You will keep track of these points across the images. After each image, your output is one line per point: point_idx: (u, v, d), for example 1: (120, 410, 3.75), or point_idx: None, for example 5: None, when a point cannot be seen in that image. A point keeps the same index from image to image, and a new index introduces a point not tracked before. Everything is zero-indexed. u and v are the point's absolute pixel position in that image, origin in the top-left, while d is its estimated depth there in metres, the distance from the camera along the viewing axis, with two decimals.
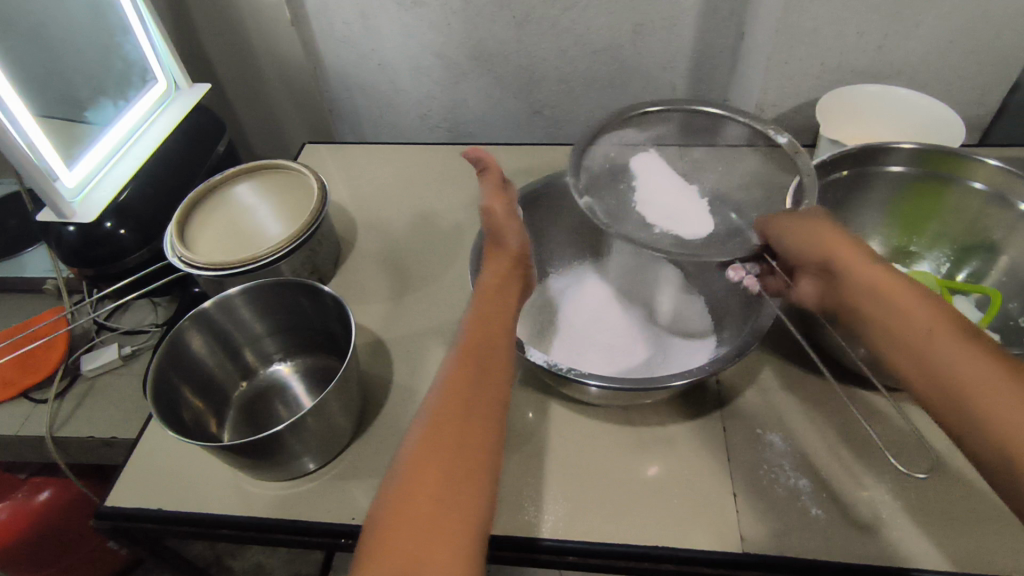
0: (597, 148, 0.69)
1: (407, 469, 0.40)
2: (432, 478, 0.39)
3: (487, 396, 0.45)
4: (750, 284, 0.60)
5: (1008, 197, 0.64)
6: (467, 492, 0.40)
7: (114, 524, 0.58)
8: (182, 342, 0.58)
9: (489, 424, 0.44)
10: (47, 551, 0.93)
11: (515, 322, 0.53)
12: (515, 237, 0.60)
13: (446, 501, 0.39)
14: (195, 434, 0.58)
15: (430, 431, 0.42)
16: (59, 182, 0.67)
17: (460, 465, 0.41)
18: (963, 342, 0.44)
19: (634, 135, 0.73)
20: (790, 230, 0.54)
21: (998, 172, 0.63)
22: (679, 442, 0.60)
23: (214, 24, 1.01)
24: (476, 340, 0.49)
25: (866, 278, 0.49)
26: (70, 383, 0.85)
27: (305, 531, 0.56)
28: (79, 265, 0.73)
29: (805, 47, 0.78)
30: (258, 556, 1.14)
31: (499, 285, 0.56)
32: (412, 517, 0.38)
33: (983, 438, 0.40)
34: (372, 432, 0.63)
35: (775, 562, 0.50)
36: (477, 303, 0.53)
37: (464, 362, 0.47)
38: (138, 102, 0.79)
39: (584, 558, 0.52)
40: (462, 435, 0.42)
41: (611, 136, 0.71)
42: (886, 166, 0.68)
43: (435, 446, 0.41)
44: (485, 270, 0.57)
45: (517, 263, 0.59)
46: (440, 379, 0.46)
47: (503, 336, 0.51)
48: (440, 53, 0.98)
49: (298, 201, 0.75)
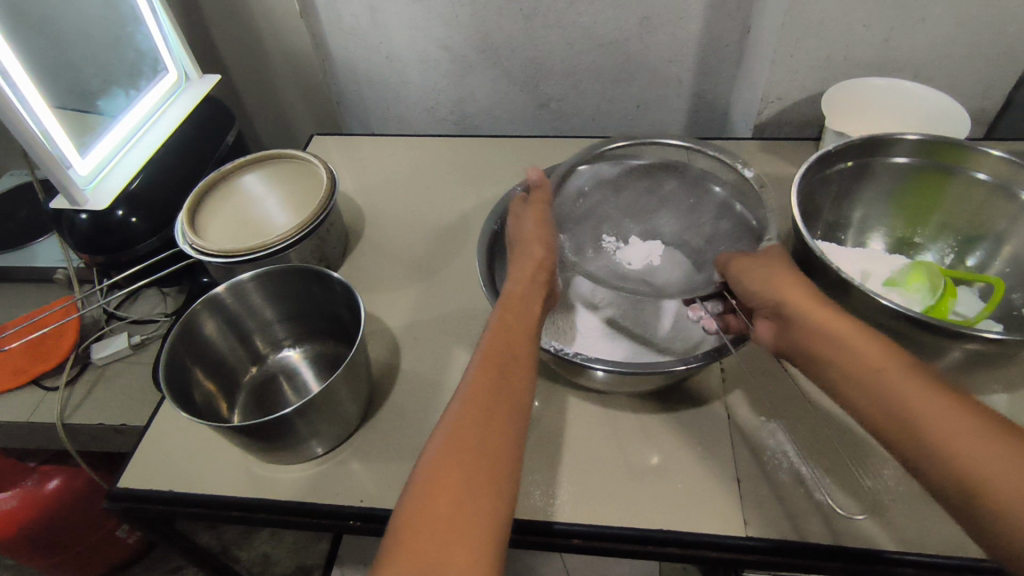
0: (572, 176, 0.72)
1: (428, 476, 0.41)
2: (452, 483, 0.40)
3: (510, 400, 0.46)
4: (706, 323, 0.64)
5: (1011, 187, 0.64)
6: (488, 500, 0.40)
7: (126, 505, 0.59)
8: (195, 327, 0.59)
9: (507, 428, 0.44)
10: (57, 538, 0.94)
11: (536, 331, 0.53)
12: (538, 244, 0.61)
13: (466, 505, 0.39)
14: (207, 416, 0.59)
15: (452, 435, 0.43)
16: (73, 170, 0.68)
17: (480, 470, 0.41)
18: (912, 377, 0.44)
19: (607, 171, 0.74)
20: (749, 272, 0.56)
21: (1001, 162, 0.63)
22: (683, 426, 0.61)
23: (224, 17, 1.02)
24: (499, 343, 0.50)
25: (817, 321, 0.50)
26: (80, 371, 0.86)
27: (318, 513, 0.57)
28: (91, 252, 0.73)
29: (812, 39, 0.78)
30: (265, 546, 1.16)
31: (523, 294, 0.56)
32: (434, 520, 0.38)
33: (939, 468, 0.41)
34: (380, 416, 0.64)
35: (778, 546, 0.51)
36: (499, 311, 0.54)
37: (483, 368, 0.47)
38: (149, 91, 0.80)
39: (590, 541, 0.53)
40: (482, 442, 0.42)
41: (582, 171, 0.72)
42: (891, 157, 0.68)
43: (453, 453, 0.41)
44: (509, 278, 0.58)
45: (541, 269, 0.59)
46: (463, 383, 0.47)
47: (521, 342, 0.51)
48: (448, 45, 0.98)
49: (307, 191, 0.76)
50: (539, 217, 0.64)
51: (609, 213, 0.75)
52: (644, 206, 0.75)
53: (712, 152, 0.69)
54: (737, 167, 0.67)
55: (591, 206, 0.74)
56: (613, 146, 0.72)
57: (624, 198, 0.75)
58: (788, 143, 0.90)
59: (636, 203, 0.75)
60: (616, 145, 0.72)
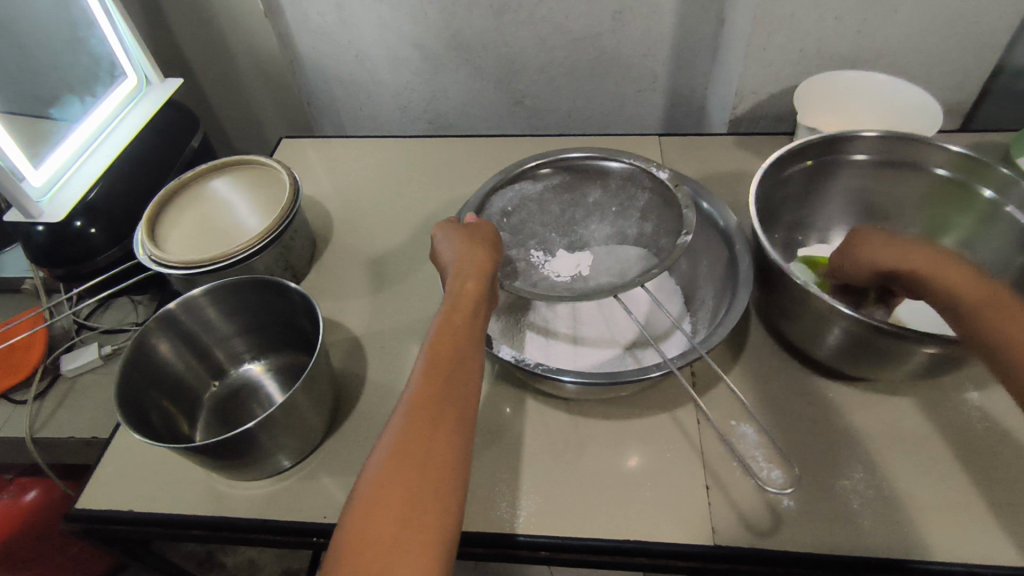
0: (498, 198, 0.69)
1: (369, 496, 0.40)
2: (396, 502, 0.39)
3: (456, 409, 0.45)
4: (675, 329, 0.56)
5: (968, 181, 0.63)
6: (432, 519, 0.40)
7: (86, 526, 0.57)
8: (148, 345, 0.57)
9: (455, 441, 0.43)
10: (34, 552, 0.93)
11: (483, 334, 0.51)
12: (485, 243, 0.57)
13: (409, 526, 0.39)
14: (165, 435, 0.58)
15: (396, 451, 0.42)
16: (26, 182, 0.66)
17: (425, 489, 0.40)
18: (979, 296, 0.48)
19: (530, 189, 0.72)
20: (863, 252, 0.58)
21: (959, 157, 0.62)
22: (655, 431, 0.60)
23: (188, 18, 0.99)
24: (445, 347, 0.48)
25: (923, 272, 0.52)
26: (49, 383, 0.85)
27: (282, 531, 0.56)
28: (49, 265, 0.72)
29: (785, 32, 0.77)
30: (250, 552, 1.14)
31: (471, 292, 0.52)
32: (377, 541, 0.38)
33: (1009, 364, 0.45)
34: (345, 427, 0.63)
35: (746, 553, 0.50)
36: (447, 311, 0.51)
37: (428, 376, 0.46)
38: (106, 98, 0.78)
39: (557, 553, 0.52)
40: (427, 456, 0.42)
41: (507, 193, 0.70)
42: (851, 154, 0.67)
43: (397, 469, 0.41)
44: (453, 275, 0.54)
45: (492, 262, 0.55)
46: (407, 391, 0.45)
47: (468, 345, 0.49)
48: (418, 43, 0.96)
49: (269, 195, 0.74)
50: (490, 235, 0.58)
51: (535, 227, 0.74)
52: (571, 217, 0.75)
53: (628, 159, 0.70)
54: (652, 169, 0.68)
55: (520, 222, 0.72)
56: (530, 166, 0.71)
57: (551, 212, 0.75)
58: (764, 137, 0.89)
59: (561, 214, 0.75)
60: (532, 164, 0.71)
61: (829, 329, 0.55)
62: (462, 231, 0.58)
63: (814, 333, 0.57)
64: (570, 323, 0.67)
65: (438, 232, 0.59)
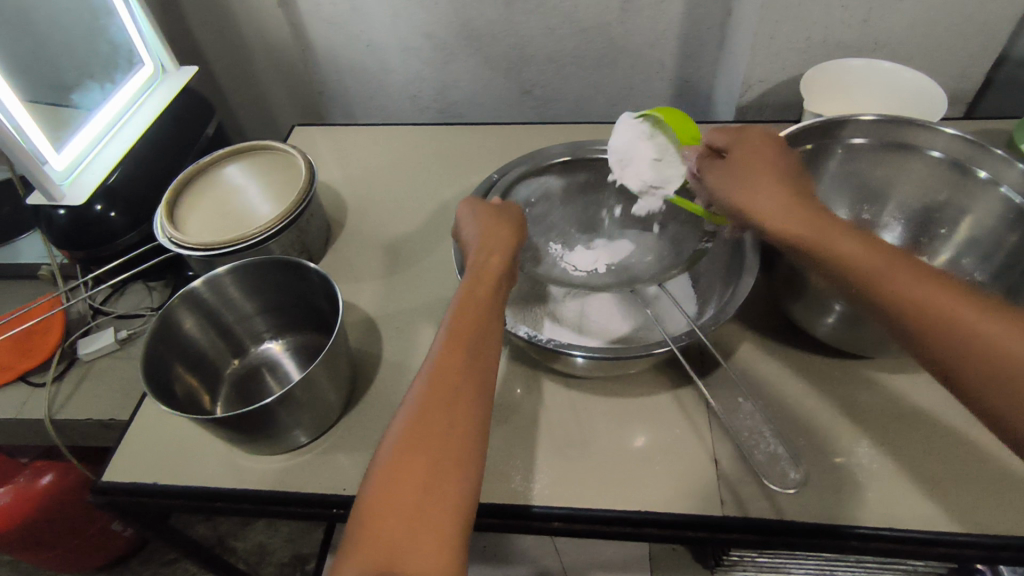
0: (522, 188, 0.72)
1: (392, 463, 0.41)
2: (419, 468, 0.41)
3: (477, 382, 0.46)
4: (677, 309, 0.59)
5: (963, 165, 0.65)
6: (452, 485, 0.41)
7: (111, 499, 0.59)
8: (173, 322, 0.59)
9: (475, 411, 0.45)
10: (52, 532, 0.94)
11: (503, 311, 0.52)
12: (507, 222, 0.58)
13: (430, 491, 0.40)
14: (188, 408, 0.59)
15: (417, 421, 0.43)
16: (49, 165, 0.68)
17: (446, 457, 0.42)
18: (922, 281, 0.42)
19: (554, 183, 0.74)
20: (732, 192, 0.55)
21: (955, 139, 0.64)
22: (665, 409, 0.61)
23: (202, 8, 1.00)
24: (467, 322, 0.49)
25: (832, 240, 0.47)
26: (66, 367, 0.86)
27: (302, 502, 0.57)
28: (70, 248, 0.73)
29: (792, 21, 0.78)
30: (261, 537, 1.16)
31: (495, 270, 0.53)
32: (400, 505, 0.40)
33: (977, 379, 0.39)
34: (361, 405, 0.64)
35: (757, 524, 0.52)
36: (469, 286, 0.52)
37: (450, 350, 0.47)
38: (125, 85, 0.80)
39: (570, 524, 0.54)
40: (448, 425, 0.43)
41: (530, 184, 0.73)
42: (847, 139, 0.69)
43: (417, 440, 0.42)
44: (475, 253, 0.55)
45: (515, 242, 0.56)
46: (428, 363, 0.47)
47: (489, 322, 0.50)
48: (428, 33, 0.98)
49: (286, 180, 0.75)
50: (515, 214, 0.59)
51: (556, 222, 0.76)
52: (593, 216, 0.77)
53: None
54: None
55: (541, 214, 0.74)
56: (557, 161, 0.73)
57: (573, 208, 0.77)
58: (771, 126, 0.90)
59: (584, 212, 0.77)
60: (561, 159, 0.73)
61: (829, 307, 0.57)
62: (485, 209, 0.59)
63: (815, 311, 0.58)
64: (584, 313, 0.69)
65: (464, 209, 0.60)
